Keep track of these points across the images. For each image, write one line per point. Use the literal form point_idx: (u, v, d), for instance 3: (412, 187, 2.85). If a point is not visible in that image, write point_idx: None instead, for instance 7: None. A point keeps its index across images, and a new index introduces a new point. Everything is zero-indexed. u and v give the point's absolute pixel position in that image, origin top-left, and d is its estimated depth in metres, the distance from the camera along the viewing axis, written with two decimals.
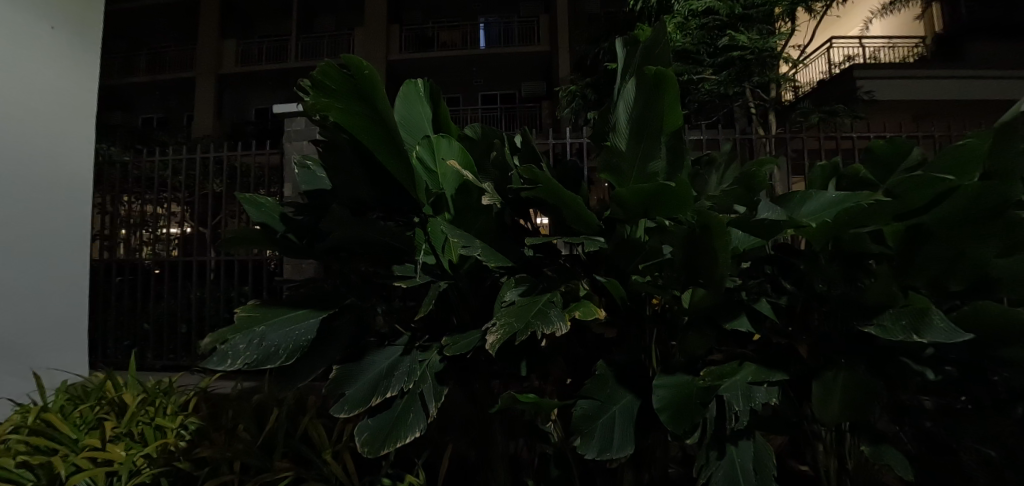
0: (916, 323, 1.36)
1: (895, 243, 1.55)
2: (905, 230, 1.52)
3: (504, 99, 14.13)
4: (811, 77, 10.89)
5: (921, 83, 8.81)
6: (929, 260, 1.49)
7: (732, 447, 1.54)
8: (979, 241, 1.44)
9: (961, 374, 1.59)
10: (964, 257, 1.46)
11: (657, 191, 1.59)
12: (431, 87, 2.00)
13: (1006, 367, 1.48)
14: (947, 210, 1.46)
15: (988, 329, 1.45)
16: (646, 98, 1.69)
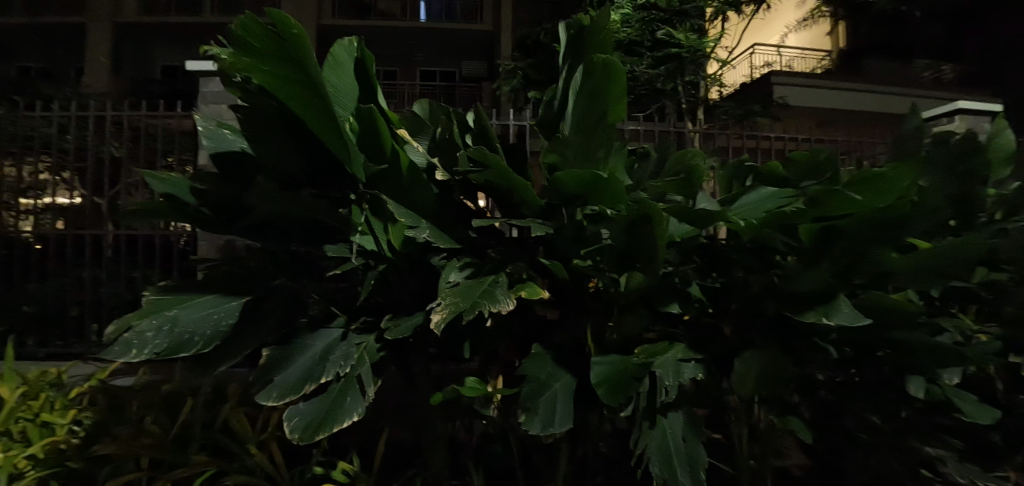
0: (827, 308, 1.56)
1: (809, 240, 1.67)
2: (818, 230, 1.63)
3: (445, 77, 13.71)
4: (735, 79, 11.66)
5: (825, 92, 9.80)
6: (835, 254, 1.63)
7: (664, 419, 1.63)
8: (882, 241, 1.59)
9: (856, 353, 1.80)
10: (866, 255, 1.61)
11: (594, 180, 1.62)
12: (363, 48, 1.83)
13: (893, 344, 1.69)
14: (861, 218, 1.58)
15: (882, 315, 1.63)
16: (592, 88, 1.72)
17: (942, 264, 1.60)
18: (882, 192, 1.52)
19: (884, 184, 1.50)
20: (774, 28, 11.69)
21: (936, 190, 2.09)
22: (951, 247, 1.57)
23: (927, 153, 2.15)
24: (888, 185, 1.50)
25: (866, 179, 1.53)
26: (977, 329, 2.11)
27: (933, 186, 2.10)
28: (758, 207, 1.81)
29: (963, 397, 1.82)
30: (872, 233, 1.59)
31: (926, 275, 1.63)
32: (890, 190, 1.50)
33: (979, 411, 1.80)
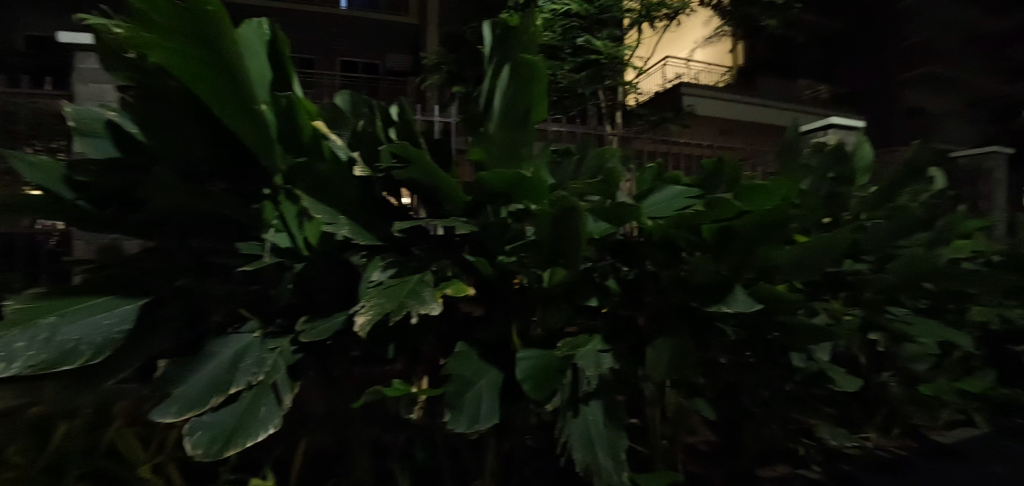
0: (722, 298, 1.74)
1: (710, 238, 1.78)
2: (717, 229, 1.75)
3: (367, 69, 13.09)
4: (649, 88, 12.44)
5: (726, 103, 10.79)
6: (729, 252, 1.79)
7: (585, 407, 1.71)
8: (764, 245, 1.77)
9: (751, 338, 2.00)
10: (752, 254, 1.79)
11: (518, 179, 1.68)
12: (277, 32, 1.74)
13: (780, 329, 1.89)
14: (748, 220, 1.70)
15: (770, 304, 1.83)
16: (516, 87, 1.77)
17: (809, 264, 1.85)
18: (761, 200, 1.65)
19: (762, 192, 1.62)
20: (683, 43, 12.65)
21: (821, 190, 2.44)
22: (816, 251, 1.81)
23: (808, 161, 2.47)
24: (761, 193, 1.63)
25: (751, 191, 1.64)
26: (845, 311, 2.46)
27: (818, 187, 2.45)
28: (668, 206, 1.91)
29: (834, 368, 2.11)
30: (756, 239, 1.76)
31: (797, 273, 1.88)
32: (765, 197, 1.63)
33: (846, 379, 2.09)
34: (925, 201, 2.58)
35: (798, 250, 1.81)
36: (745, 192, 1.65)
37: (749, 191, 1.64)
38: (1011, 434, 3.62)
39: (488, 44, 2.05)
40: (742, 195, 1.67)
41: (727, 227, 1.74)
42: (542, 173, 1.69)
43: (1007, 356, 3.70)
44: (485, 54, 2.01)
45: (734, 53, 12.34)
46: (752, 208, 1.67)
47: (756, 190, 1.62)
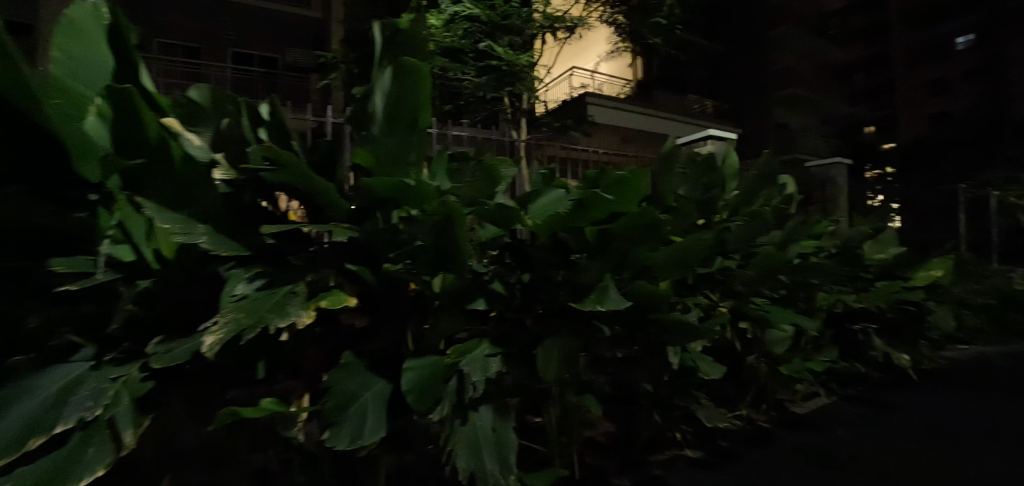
0: (600, 296, 1.80)
1: (594, 239, 1.90)
2: (598, 231, 1.88)
3: (264, 63, 12.07)
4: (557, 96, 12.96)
5: (623, 113, 11.55)
6: (609, 254, 1.91)
7: (474, 413, 1.70)
8: (640, 244, 1.89)
9: (630, 331, 2.11)
10: (633, 254, 1.92)
11: (401, 186, 1.63)
12: (116, 11, 1.51)
13: (658, 326, 2.00)
14: (625, 221, 1.82)
15: (646, 302, 1.95)
16: (399, 89, 1.70)
17: (686, 260, 2.00)
18: (626, 190, 1.82)
19: (628, 181, 1.80)
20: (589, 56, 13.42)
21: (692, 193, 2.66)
22: (692, 246, 1.94)
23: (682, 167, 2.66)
24: (633, 186, 1.81)
25: (614, 178, 1.81)
26: (719, 304, 2.71)
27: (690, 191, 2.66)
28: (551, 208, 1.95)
29: (703, 357, 2.31)
30: (635, 240, 1.87)
31: (677, 269, 2.03)
32: (636, 190, 1.82)
33: (712, 366, 2.30)
34: (776, 204, 2.96)
35: (676, 246, 1.93)
36: (617, 187, 1.82)
37: (620, 186, 1.81)
38: (851, 401, 4.24)
39: (378, 43, 1.92)
40: (614, 193, 1.83)
41: (608, 232, 1.86)
42: (427, 181, 1.66)
43: (846, 335, 4.33)
44: (374, 53, 1.90)
45: (633, 67, 13.20)
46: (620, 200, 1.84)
47: (625, 187, 1.81)
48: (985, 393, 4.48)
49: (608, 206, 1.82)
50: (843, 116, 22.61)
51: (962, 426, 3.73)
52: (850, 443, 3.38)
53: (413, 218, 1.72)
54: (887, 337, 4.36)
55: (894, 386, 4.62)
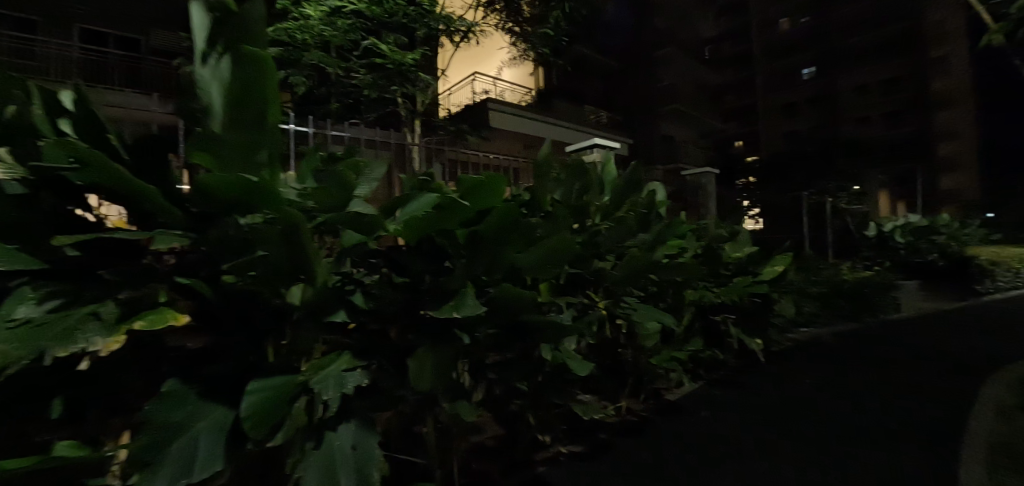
0: (457, 302, 1.80)
1: (463, 242, 1.93)
2: (467, 234, 1.92)
3: (120, 44, 10.26)
4: (460, 101, 12.96)
5: (521, 120, 11.86)
6: (479, 258, 1.96)
7: (332, 432, 1.62)
8: (508, 244, 1.95)
9: (501, 331, 2.14)
10: (502, 256, 1.98)
11: (244, 185, 1.45)
12: None
13: (524, 328, 2.13)
14: (488, 224, 1.87)
15: (516, 305, 2.01)
16: (243, 83, 1.50)
17: (555, 260, 2.15)
18: (489, 193, 1.79)
19: (490, 185, 1.76)
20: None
21: (565, 199, 3.07)
22: (558, 245, 2.07)
23: (557, 175, 3.09)
24: (485, 187, 1.76)
25: (471, 182, 1.75)
26: (597, 302, 3.17)
27: (565, 198, 3.07)
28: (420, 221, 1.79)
29: (573, 356, 2.43)
30: (502, 240, 1.93)
31: (546, 267, 2.16)
32: (490, 193, 1.80)
33: (581, 364, 2.40)
34: (639, 209, 3.27)
35: (544, 246, 2.07)
36: (470, 188, 1.76)
37: (474, 186, 1.76)
38: (713, 385, 4.77)
39: (198, 22, 1.55)
40: (469, 195, 1.79)
41: (477, 233, 1.91)
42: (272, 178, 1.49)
43: (709, 325, 4.86)
44: (195, 32, 1.55)
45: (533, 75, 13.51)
46: (482, 203, 1.82)
47: (482, 187, 1.75)
48: (821, 369, 5.29)
49: (473, 207, 1.82)
50: (715, 130, 25.49)
51: (799, 398, 4.38)
52: (711, 424, 3.79)
53: (256, 228, 1.46)
54: (742, 326, 4.97)
55: (749, 368, 5.29)
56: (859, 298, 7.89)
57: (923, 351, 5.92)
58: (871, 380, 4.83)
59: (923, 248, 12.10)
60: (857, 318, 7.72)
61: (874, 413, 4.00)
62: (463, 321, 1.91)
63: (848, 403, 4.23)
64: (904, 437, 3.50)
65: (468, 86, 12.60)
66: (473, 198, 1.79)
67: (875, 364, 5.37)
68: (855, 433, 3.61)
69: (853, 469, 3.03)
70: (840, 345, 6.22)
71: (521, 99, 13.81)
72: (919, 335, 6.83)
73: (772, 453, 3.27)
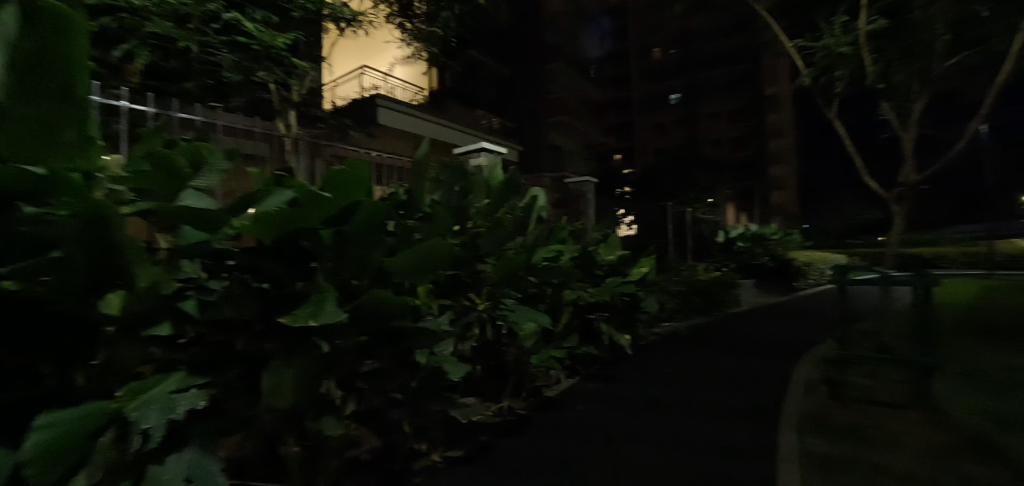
0: (317, 309, 1.71)
1: (329, 241, 1.84)
2: (333, 234, 1.83)
3: None
4: (347, 94, 12.25)
5: (410, 119, 11.61)
6: (347, 258, 1.91)
7: (158, 465, 1.50)
8: (375, 246, 1.92)
9: (374, 338, 2.19)
10: (367, 257, 1.94)
11: (36, 177, 1.20)
12: None
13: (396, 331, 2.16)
14: (356, 223, 1.81)
15: (387, 309, 1.99)
16: (31, 36, 1.20)
17: (427, 265, 2.19)
18: (353, 186, 1.74)
19: (352, 176, 1.71)
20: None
21: (445, 200, 3.13)
22: (430, 249, 2.12)
23: (438, 176, 3.14)
24: (352, 180, 1.72)
25: (333, 173, 1.69)
26: (478, 303, 3.25)
27: (446, 199, 3.13)
28: (278, 220, 1.67)
29: (448, 360, 2.60)
30: (366, 240, 1.88)
31: (419, 272, 2.20)
32: (356, 184, 1.74)
33: (456, 367, 2.60)
34: (516, 212, 3.40)
35: (415, 249, 2.10)
36: (333, 179, 1.70)
37: (337, 178, 1.70)
38: (588, 379, 5.13)
39: None
40: (334, 188, 1.72)
41: (342, 232, 1.82)
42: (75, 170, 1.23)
43: (585, 324, 5.22)
44: None
45: (425, 74, 13.32)
46: (345, 197, 1.75)
47: (345, 181, 1.71)
48: (676, 357, 6.01)
49: (336, 202, 1.74)
50: (596, 142, 27.52)
51: (660, 387, 4.89)
52: (584, 417, 4.08)
53: (51, 220, 1.21)
54: (613, 324, 5.42)
55: (619, 361, 5.78)
56: (710, 295, 9.08)
57: (755, 338, 7.02)
58: (717, 366, 5.57)
59: (757, 252, 14.71)
60: (708, 313, 8.88)
61: (718, 396, 4.62)
62: (322, 330, 1.81)
63: (698, 388, 4.84)
64: (739, 414, 4.11)
65: (354, 79, 11.92)
66: (335, 192, 1.73)
67: (720, 352, 6.22)
68: (704, 415, 4.14)
69: (700, 448, 3.46)
70: (693, 337, 7.11)
71: (412, 98, 13.39)
72: (753, 325, 8.07)
73: (636, 440, 3.61)
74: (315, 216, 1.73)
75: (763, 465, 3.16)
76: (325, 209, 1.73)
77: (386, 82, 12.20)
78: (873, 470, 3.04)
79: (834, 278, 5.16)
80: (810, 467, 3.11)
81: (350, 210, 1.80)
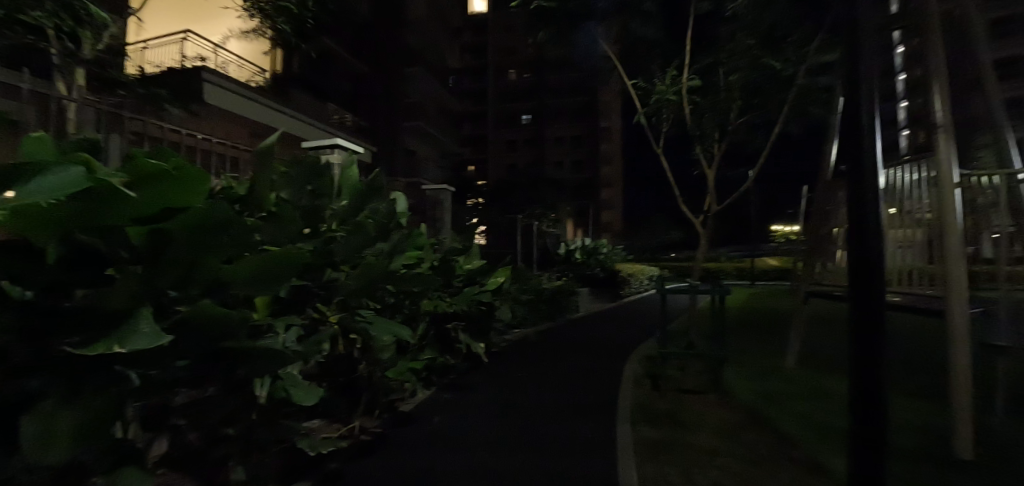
0: (123, 334, 1.32)
1: (141, 242, 1.46)
2: (147, 232, 1.45)
3: None
4: (163, 61, 10.24)
5: (241, 101, 10.30)
6: (167, 263, 1.54)
7: None
8: (208, 251, 1.60)
9: (197, 361, 1.82)
10: (198, 262, 1.62)
11: None
12: None
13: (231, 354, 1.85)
14: (180, 221, 1.46)
15: (221, 328, 1.68)
16: None
17: (274, 276, 1.90)
18: (179, 190, 1.39)
19: (182, 179, 1.36)
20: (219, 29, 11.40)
21: (294, 200, 2.81)
22: (280, 259, 1.84)
23: (286, 172, 2.79)
24: (182, 183, 1.37)
25: (148, 171, 1.31)
26: (327, 317, 3.04)
27: (295, 199, 2.81)
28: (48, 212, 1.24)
29: (296, 385, 2.38)
30: (196, 243, 1.55)
31: (264, 284, 1.90)
32: (184, 186, 1.39)
33: (307, 392, 2.38)
34: (378, 216, 3.18)
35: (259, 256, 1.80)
36: (154, 184, 1.34)
37: (163, 185, 1.35)
38: (444, 389, 5.06)
39: None
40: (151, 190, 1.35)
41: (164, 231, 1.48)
42: None
43: (441, 333, 5.19)
44: None
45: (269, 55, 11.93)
46: (168, 199, 1.41)
47: (174, 185, 1.36)
48: (525, 361, 6.32)
49: (158, 203, 1.41)
50: (451, 151, 27.80)
51: (513, 391, 5.06)
52: (440, 429, 3.99)
53: None
54: (469, 332, 5.46)
55: (473, 370, 5.83)
56: (554, 303, 9.82)
57: (592, 341, 7.78)
58: (563, 368, 6.01)
59: (591, 264, 16.43)
60: (552, 319, 9.58)
61: (566, 395, 4.98)
62: (128, 354, 1.43)
63: (548, 389, 5.15)
64: (583, 410, 4.48)
65: (173, 45, 10.07)
66: (155, 194, 1.38)
67: (564, 355, 6.73)
68: (555, 413, 4.42)
69: (552, 448, 3.65)
70: (540, 342, 7.58)
71: (250, 79, 11.85)
72: (590, 330, 8.95)
73: (492, 448, 3.64)
74: (119, 212, 1.36)
75: (604, 457, 3.47)
76: (141, 209, 1.38)
77: (216, 55, 10.58)
78: (687, 447, 3.61)
79: (655, 286, 5.99)
80: (642, 454, 3.52)
81: (178, 209, 1.47)
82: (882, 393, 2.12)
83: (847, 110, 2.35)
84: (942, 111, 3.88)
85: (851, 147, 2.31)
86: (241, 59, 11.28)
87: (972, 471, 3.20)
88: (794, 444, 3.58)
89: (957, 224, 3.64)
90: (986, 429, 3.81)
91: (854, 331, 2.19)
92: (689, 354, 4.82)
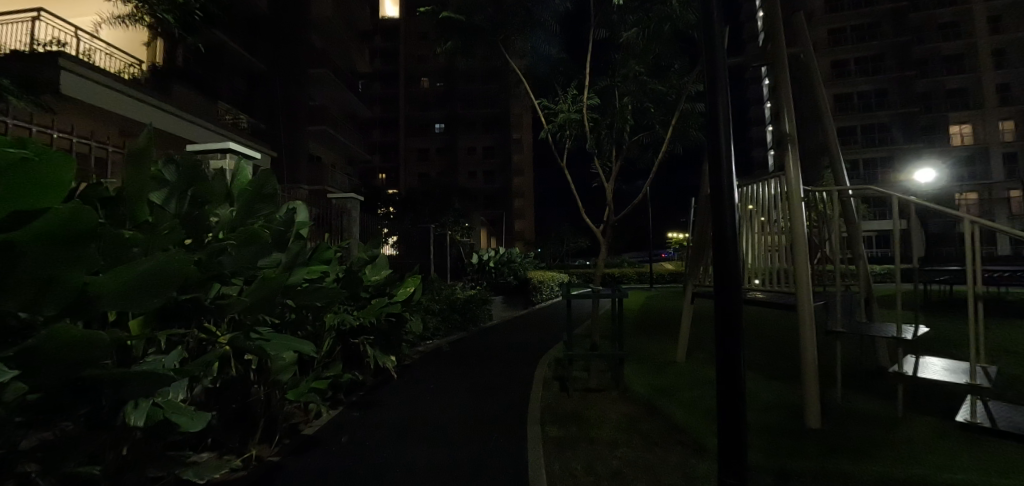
0: None
1: None
2: None
3: None
4: (4, 42, 8.65)
5: (111, 94, 9.15)
6: (17, 282, 1.36)
7: None
8: (73, 262, 1.42)
9: (56, 394, 1.59)
10: (59, 277, 1.43)
11: None
12: None
13: (100, 382, 1.66)
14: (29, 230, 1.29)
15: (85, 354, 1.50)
16: None
17: (154, 286, 1.72)
18: (41, 181, 1.26)
19: (40, 175, 1.26)
20: (83, 10, 9.94)
21: (172, 206, 2.55)
22: (160, 266, 1.66)
23: (161, 173, 2.50)
24: (40, 177, 1.26)
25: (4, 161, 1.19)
26: (220, 336, 2.79)
27: (171, 205, 2.55)
28: None
29: (179, 411, 2.14)
30: (57, 255, 1.38)
31: (140, 296, 1.70)
32: (42, 180, 1.27)
33: (192, 418, 2.18)
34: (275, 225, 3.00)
35: (134, 266, 1.62)
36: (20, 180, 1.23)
37: (25, 177, 1.24)
38: (352, 407, 4.87)
39: None
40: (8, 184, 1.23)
41: (15, 251, 1.31)
42: None
43: (349, 348, 5.17)
44: None
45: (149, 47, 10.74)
46: (27, 194, 1.26)
47: (34, 177, 1.25)
48: (437, 373, 6.28)
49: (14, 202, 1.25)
50: (359, 158, 26.71)
51: (426, 404, 5.00)
52: (347, 449, 3.85)
53: None
54: (379, 346, 5.33)
55: (382, 385, 5.68)
56: (467, 312, 9.81)
57: (506, 349, 7.87)
58: (476, 378, 6.02)
59: (504, 272, 16.60)
60: (465, 328, 9.62)
61: (479, 402, 5.04)
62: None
63: (461, 399, 5.14)
64: (497, 417, 4.58)
65: (22, 24, 8.66)
66: (6, 195, 1.23)
67: (478, 365, 6.75)
68: (471, 423, 4.43)
69: (466, 456, 3.70)
70: (454, 352, 7.53)
71: (123, 69, 10.54)
72: (502, 338, 9.02)
73: (405, 463, 3.58)
74: None
75: (514, 461, 3.59)
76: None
77: (79, 41, 9.34)
78: (591, 441, 3.87)
79: (562, 293, 6.27)
80: (550, 453, 3.70)
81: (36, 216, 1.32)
82: (742, 373, 2.47)
83: (709, 133, 2.74)
84: (791, 135, 4.59)
85: (714, 160, 2.67)
86: (111, 47, 10.03)
87: (818, 438, 3.79)
88: (679, 429, 4.00)
89: (803, 231, 4.31)
90: (830, 403, 4.53)
91: (723, 312, 2.54)
92: (593, 355, 5.10)
